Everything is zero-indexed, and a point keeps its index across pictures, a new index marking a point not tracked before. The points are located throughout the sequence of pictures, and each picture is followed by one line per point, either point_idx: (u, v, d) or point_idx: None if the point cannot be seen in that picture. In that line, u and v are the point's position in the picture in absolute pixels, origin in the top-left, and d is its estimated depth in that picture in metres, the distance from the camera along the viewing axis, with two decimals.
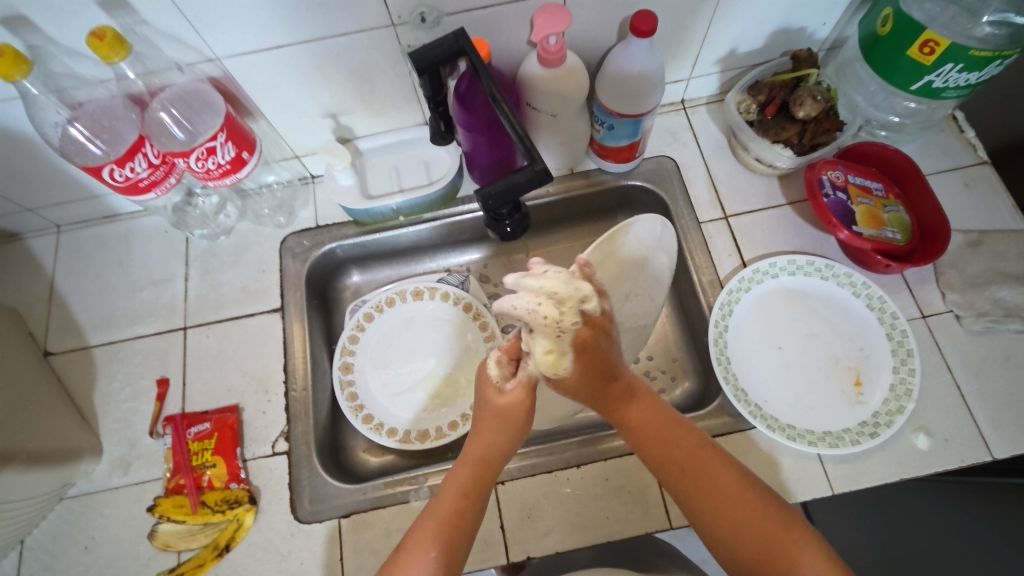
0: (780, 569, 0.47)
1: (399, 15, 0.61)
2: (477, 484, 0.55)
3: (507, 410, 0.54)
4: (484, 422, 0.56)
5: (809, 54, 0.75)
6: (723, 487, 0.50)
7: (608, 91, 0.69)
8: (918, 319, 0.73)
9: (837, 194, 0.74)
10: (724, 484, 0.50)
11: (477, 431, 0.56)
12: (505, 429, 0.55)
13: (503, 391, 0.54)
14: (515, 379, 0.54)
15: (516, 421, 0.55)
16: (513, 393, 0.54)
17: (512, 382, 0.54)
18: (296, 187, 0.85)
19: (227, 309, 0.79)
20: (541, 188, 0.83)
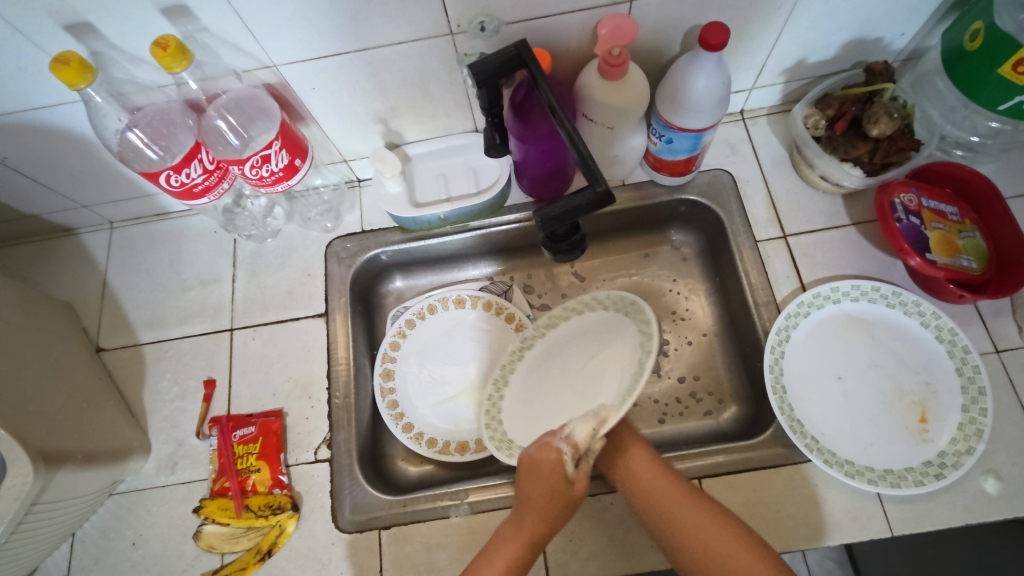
0: None
1: (458, 24, 0.60)
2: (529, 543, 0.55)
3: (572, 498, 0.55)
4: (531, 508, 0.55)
5: (886, 67, 0.70)
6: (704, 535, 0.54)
7: (668, 103, 0.66)
8: (991, 354, 0.69)
9: (911, 218, 0.69)
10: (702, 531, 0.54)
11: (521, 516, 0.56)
12: (545, 519, 0.55)
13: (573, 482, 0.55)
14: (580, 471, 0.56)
15: (561, 506, 0.55)
16: (581, 483, 0.55)
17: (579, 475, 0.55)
18: (343, 191, 0.84)
19: (273, 312, 0.79)
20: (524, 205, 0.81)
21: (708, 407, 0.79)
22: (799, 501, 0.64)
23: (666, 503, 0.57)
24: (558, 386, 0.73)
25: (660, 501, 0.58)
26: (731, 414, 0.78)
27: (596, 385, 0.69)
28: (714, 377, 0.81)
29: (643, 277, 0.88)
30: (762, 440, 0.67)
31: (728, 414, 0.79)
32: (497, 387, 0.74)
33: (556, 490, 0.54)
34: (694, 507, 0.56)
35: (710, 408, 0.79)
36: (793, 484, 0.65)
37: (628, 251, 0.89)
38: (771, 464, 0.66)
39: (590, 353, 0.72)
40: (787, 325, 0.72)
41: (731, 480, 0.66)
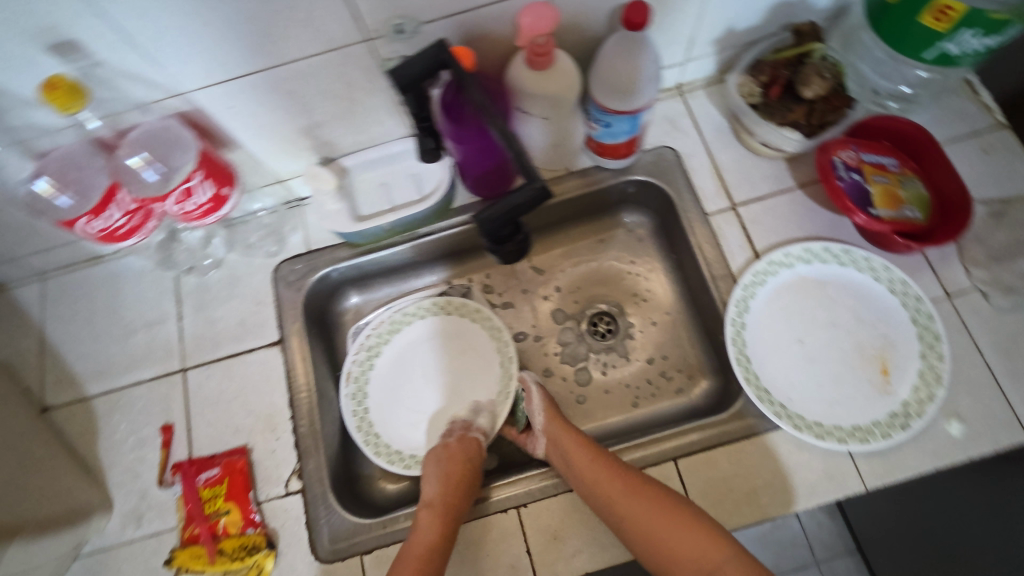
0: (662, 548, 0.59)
1: (373, 29, 0.57)
2: (450, 504, 0.63)
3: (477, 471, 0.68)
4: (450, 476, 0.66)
5: (812, 28, 0.71)
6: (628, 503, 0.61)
7: (602, 88, 0.65)
8: (943, 300, 0.70)
9: (852, 175, 0.70)
10: (626, 500, 0.61)
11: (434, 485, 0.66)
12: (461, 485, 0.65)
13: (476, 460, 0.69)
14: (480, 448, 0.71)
15: (474, 478, 0.67)
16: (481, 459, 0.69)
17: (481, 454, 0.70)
18: (283, 212, 0.81)
19: (225, 346, 0.76)
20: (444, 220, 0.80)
21: (680, 385, 0.80)
22: (775, 470, 0.65)
23: (606, 482, 0.62)
24: (419, 385, 0.80)
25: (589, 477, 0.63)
26: (701, 389, 0.79)
27: (461, 383, 0.81)
28: (682, 355, 0.81)
29: (601, 263, 0.88)
30: (734, 414, 0.68)
31: (699, 389, 0.79)
32: (355, 399, 0.77)
33: (470, 466, 0.68)
34: (618, 482, 0.62)
35: (681, 386, 0.79)
36: (767, 454, 0.66)
37: (583, 239, 0.89)
38: (743, 437, 0.66)
39: (454, 355, 0.82)
40: (745, 296, 0.72)
41: (707, 457, 0.66)
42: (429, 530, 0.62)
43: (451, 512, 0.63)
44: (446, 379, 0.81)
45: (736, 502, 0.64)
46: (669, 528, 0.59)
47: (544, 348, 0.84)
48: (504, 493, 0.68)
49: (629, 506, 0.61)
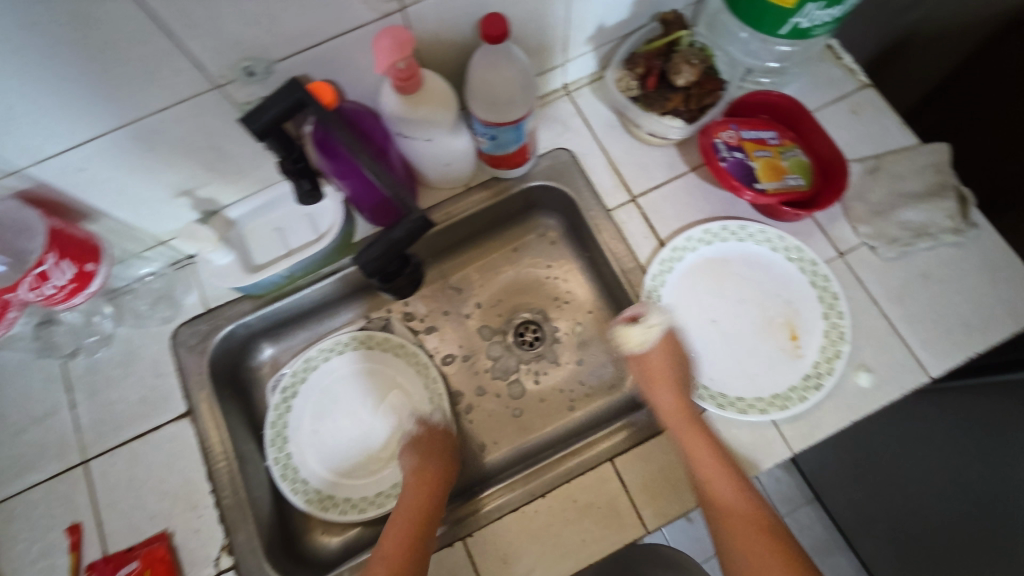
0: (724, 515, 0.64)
1: (221, 75, 0.54)
2: (433, 479, 0.68)
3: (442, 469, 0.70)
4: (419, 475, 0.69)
5: (676, 16, 0.73)
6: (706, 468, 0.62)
7: (478, 102, 0.64)
8: (836, 259, 0.73)
9: (734, 154, 0.72)
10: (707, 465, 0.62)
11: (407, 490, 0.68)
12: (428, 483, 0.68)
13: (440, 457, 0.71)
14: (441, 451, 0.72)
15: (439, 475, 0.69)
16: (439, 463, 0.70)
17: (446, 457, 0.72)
18: (172, 274, 0.76)
19: (128, 428, 0.71)
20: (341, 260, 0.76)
21: (612, 381, 0.81)
22: None
23: (709, 490, 0.62)
24: (345, 431, 0.77)
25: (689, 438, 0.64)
26: (633, 381, 0.80)
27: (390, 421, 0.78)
28: (609, 351, 0.82)
29: (518, 272, 0.87)
30: (661, 402, 0.68)
31: (631, 381, 0.79)
32: (279, 447, 0.74)
33: (432, 462, 0.70)
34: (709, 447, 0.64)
35: (613, 382, 0.81)
36: None
37: (497, 249, 0.88)
38: (673, 424, 0.67)
39: (378, 395, 0.80)
40: (656, 286, 0.73)
41: (642, 450, 0.67)
42: (422, 505, 0.66)
43: (437, 489, 0.67)
44: (367, 420, 0.78)
45: (676, 490, 0.65)
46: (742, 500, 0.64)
47: (476, 366, 0.83)
48: (489, 506, 0.66)
49: (729, 506, 0.63)
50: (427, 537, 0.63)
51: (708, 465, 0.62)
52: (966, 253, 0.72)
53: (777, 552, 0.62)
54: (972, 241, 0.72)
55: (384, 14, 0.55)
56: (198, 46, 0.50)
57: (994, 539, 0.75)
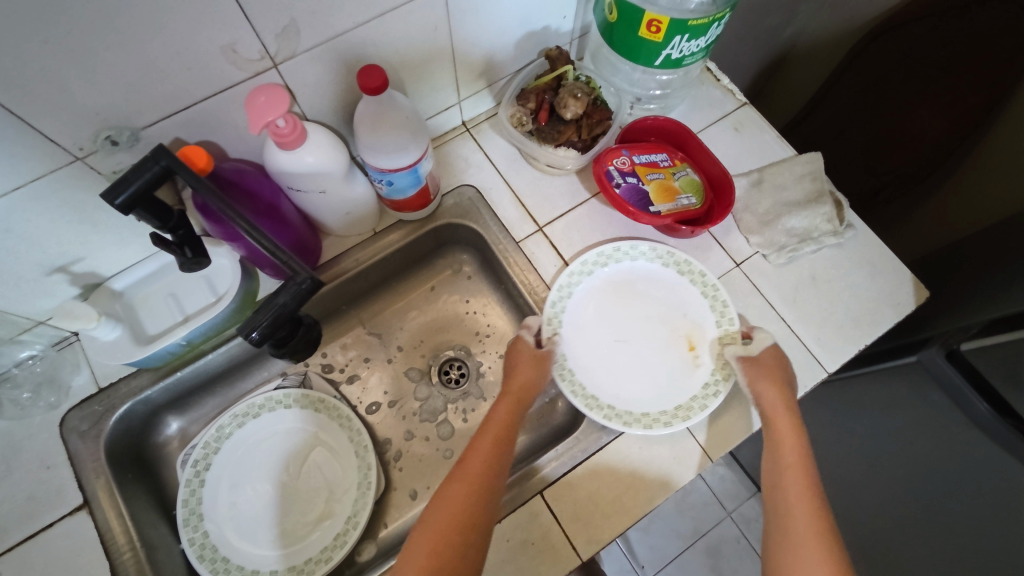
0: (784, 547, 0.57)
1: (81, 146, 0.51)
2: (524, 393, 0.67)
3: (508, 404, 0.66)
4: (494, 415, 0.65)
5: (559, 52, 0.75)
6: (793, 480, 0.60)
7: (369, 151, 0.64)
8: (733, 269, 0.77)
9: (627, 179, 0.75)
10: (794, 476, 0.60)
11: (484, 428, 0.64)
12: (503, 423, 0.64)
13: (520, 380, 0.68)
14: (533, 365, 0.69)
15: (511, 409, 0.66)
16: (522, 381, 0.68)
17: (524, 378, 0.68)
18: (56, 355, 0.71)
19: (14, 532, 0.64)
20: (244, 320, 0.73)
21: (543, 411, 0.81)
22: (633, 471, 0.67)
23: (785, 472, 0.61)
24: (269, 496, 0.73)
25: (783, 437, 0.63)
26: (559, 407, 0.80)
27: (316, 480, 0.75)
28: None
29: (435, 310, 0.86)
30: (586, 428, 0.69)
31: (559, 409, 0.80)
32: (194, 527, 0.69)
33: (525, 385, 0.68)
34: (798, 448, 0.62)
35: (544, 412, 0.81)
36: (621, 457, 0.68)
37: (412, 289, 0.87)
38: (598, 447, 0.68)
39: (301, 453, 0.76)
40: (557, 308, 0.74)
41: (569, 480, 0.67)
42: (499, 430, 0.64)
43: (515, 412, 0.66)
44: (291, 481, 0.74)
45: (604, 514, 0.65)
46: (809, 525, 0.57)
47: (403, 411, 0.81)
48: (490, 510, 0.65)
49: (793, 492, 0.59)
50: (501, 465, 0.60)
51: (786, 440, 0.63)
52: (847, 253, 0.77)
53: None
54: (851, 240, 0.78)
55: (256, 72, 0.54)
56: (49, 119, 0.47)
57: (925, 518, 0.75)
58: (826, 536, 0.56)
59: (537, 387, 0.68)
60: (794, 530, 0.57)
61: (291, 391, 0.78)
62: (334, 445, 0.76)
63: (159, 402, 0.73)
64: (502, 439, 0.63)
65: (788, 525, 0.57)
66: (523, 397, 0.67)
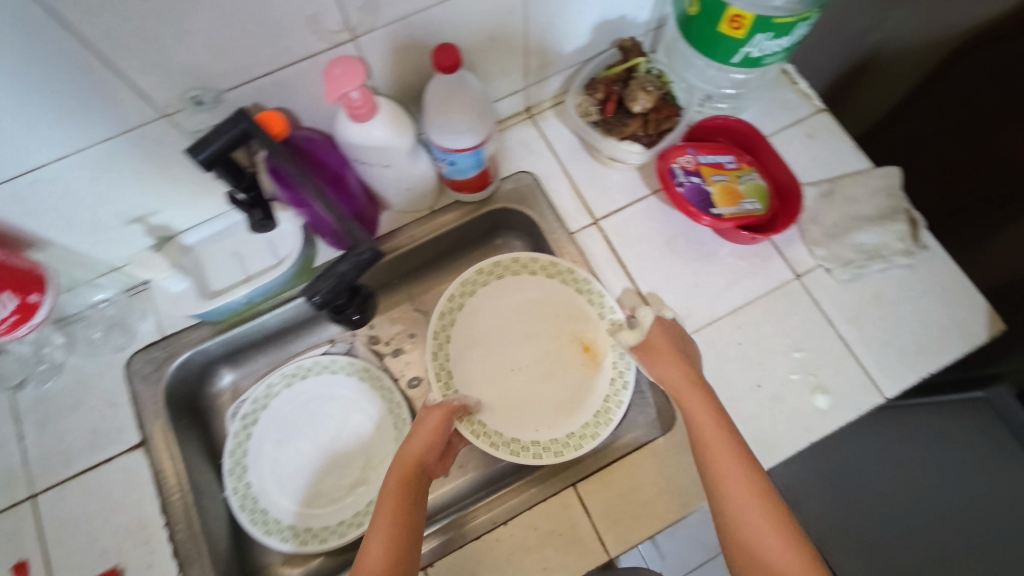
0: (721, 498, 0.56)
1: (170, 104, 0.53)
2: (420, 459, 0.62)
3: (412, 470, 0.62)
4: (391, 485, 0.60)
5: (633, 43, 0.74)
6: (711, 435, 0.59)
7: (435, 130, 0.64)
8: (793, 281, 0.74)
9: (691, 178, 0.73)
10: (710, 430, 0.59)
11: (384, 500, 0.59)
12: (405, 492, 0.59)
13: (422, 447, 0.63)
14: (436, 428, 0.65)
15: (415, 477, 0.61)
16: (421, 449, 0.63)
17: (427, 444, 0.64)
18: (126, 301, 0.74)
19: (79, 460, 0.69)
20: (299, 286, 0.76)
21: None
22: (668, 474, 0.66)
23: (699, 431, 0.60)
24: (309, 456, 0.76)
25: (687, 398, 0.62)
26: None
27: (356, 446, 0.77)
28: None
29: None
30: None
31: None
32: (238, 477, 0.73)
33: (422, 453, 0.63)
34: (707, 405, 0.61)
35: None
36: (658, 460, 0.67)
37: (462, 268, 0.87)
38: (636, 447, 0.68)
39: (342, 419, 0.78)
40: (439, 357, 0.74)
41: (604, 476, 0.66)
42: (395, 507, 0.58)
43: (416, 480, 0.61)
44: (330, 444, 0.77)
45: (636, 513, 0.65)
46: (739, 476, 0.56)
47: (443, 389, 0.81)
48: (519, 496, 0.66)
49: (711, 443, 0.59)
50: (412, 539, 0.56)
51: (702, 419, 0.60)
52: (917, 275, 0.73)
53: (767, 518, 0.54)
54: (924, 262, 0.74)
55: (335, 44, 0.55)
56: (144, 76, 0.49)
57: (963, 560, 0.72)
58: (756, 479, 0.56)
59: (430, 458, 0.63)
60: (740, 514, 0.54)
61: (338, 359, 0.80)
62: (375, 415, 0.78)
63: (217, 355, 0.77)
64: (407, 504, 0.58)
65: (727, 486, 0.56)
66: (415, 472, 0.61)
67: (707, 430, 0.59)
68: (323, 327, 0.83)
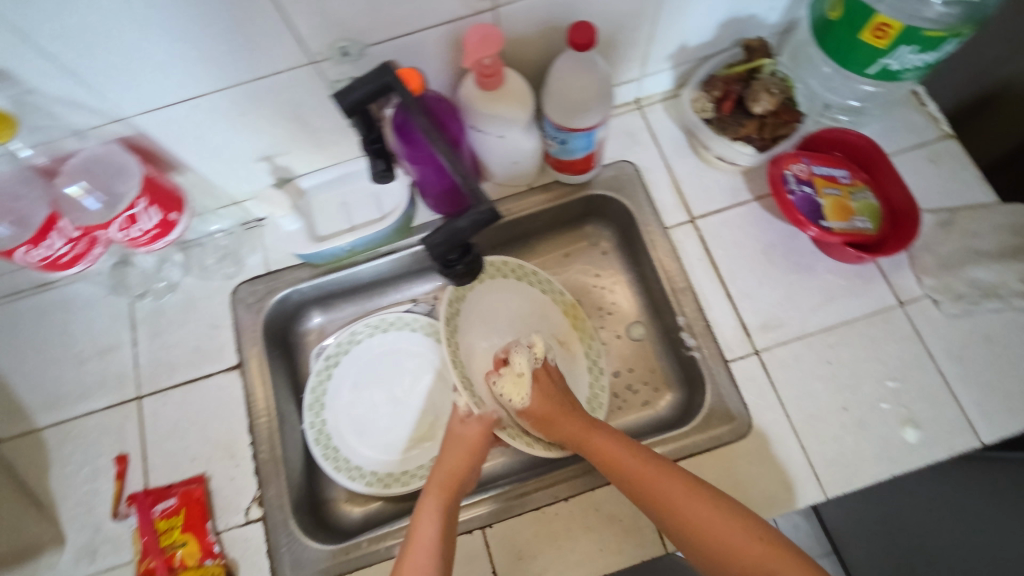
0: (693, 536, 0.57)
1: (319, 52, 0.57)
2: (456, 478, 0.65)
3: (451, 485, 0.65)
4: (427, 500, 0.63)
5: (761, 44, 0.72)
6: (650, 480, 0.59)
7: (555, 108, 0.65)
8: (896, 308, 0.71)
9: (803, 188, 0.71)
10: (643, 472, 0.60)
11: (421, 514, 0.62)
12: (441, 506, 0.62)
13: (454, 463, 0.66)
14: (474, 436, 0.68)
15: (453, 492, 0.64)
16: (454, 466, 0.66)
17: (462, 456, 0.67)
18: (240, 233, 0.80)
19: (181, 372, 0.75)
20: (396, 244, 0.79)
21: (646, 398, 0.78)
22: (736, 481, 0.66)
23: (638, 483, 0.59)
24: (383, 404, 0.80)
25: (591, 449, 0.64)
26: (667, 400, 0.78)
27: (427, 403, 0.80)
28: (646, 366, 0.80)
29: (565, 277, 0.86)
30: (696, 427, 0.68)
31: (664, 401, 0.78)
32: (316, 413, 0.77)
33: (458, 468, 0.66)
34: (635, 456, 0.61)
35: (647, 399, 0.78)
36: (727, 465, 0.66)
37: (548, 253, 0.87)
38: (707, 449, 0.67)
39: (417, 375, 0.82)
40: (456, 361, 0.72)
41: None
42: (431, 519, 0.61)
43: (452, 495, 0.64)
44: (403, 397, 0.80)
45: None
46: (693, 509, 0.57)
47: None
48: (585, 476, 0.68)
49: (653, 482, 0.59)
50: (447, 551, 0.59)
51: (607, 452, 0.63)
52: None
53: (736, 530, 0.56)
54: None
55: (477, 12, 0.57)
56: (303, 24, 0.53)
57: None
58: (706, 499, 0.58)
59: (468, 474, 0.66)
60: (688, 524, 0.57)
61: (420, 318, 0.83)
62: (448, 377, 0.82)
63: (309, 296, 0.81)
64: (447, 517, 0.62)
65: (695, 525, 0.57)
66: (451, 487, 0.65)
67: (620, 458, 0.62)
68: (409, 285, 0.86)
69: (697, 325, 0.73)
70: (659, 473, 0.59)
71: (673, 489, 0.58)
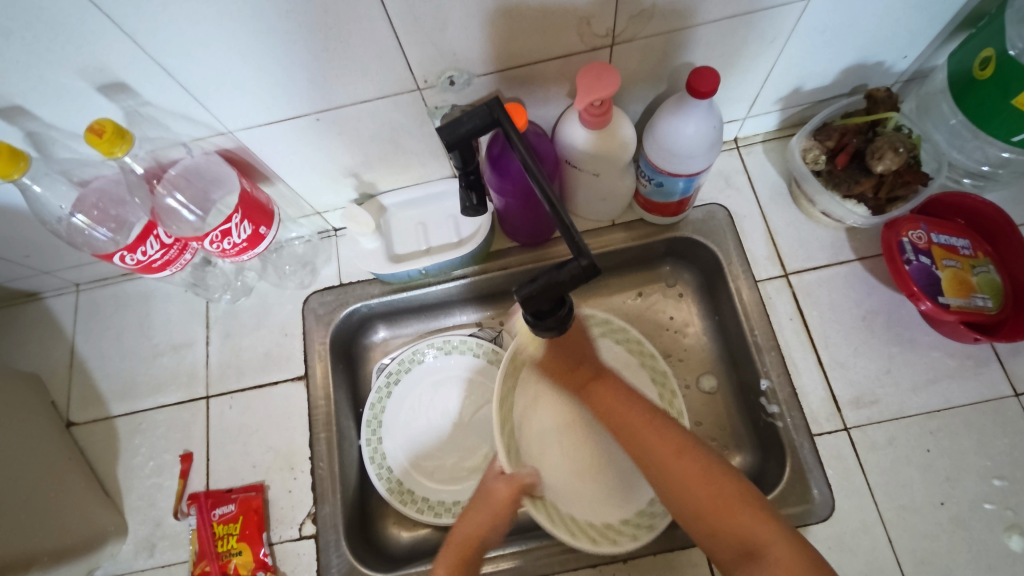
0: (706, 518, 0.48)
1: (425, 79, 0.55)
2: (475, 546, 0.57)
3: (470, 552, 0.57)
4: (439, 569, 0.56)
5: (887, 95, 0.66)
6: (654, 443, 0.51)
7: (656, 151, 0.62)
8: (1010, 398, 0.65)
9: (920, 258, 0.65)
10: (649, 438, 0.51)
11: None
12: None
13: (479, 524, 0.58)
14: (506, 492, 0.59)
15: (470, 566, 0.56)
16: (477, 524, 0.58)
17: (488, 517, 0.58)
18: (317, 242, 0.81)
19: (250, 376, 0.75)
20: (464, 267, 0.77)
21: None
22: None
23: (645, 446, 0.51)
24: (440, 431, 0.78)
25: (600, 404, 0.55)
26: (737, 462, 0.72)
27: (483, 434, 0.78)
28: (718, 422, 0.73)
29: (636, 318, 0.80)
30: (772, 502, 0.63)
31: (734, 464, 0.71)
32: (373, 431, 0.76)
33: (483, 530, 0.58)
34: (645, 423, 0.52)
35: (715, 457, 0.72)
36: None
37: (620, 291, 0.81)
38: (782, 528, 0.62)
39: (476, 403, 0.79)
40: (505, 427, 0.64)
41: None
42: None
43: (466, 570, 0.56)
44: (460, 425, 0.78)
45: None
46: (705, 495, 0.48)
47: None
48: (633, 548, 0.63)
49: (657, 447, 0.51)
50: None
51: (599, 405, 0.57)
52: None
53: (752, 520, 0.47)
54: None
55: (594, 48, 0.55)
56: (415, 51, 0.51)
57: None
58: (721, 481, 0.48)
59: (492, 536, 0.58)
60: (675, 488, 0.49)
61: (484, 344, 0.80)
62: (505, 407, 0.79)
63: (376, 311, 0.79)
64: None
65: (697, 495, 0.48)
66: (472, 552, 0.57)
67: (608, 401, 0.54)
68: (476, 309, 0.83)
69: (783, 391, 0.67)
70: (670, 443, 0.51)
71: (675, 463, 0.50)
